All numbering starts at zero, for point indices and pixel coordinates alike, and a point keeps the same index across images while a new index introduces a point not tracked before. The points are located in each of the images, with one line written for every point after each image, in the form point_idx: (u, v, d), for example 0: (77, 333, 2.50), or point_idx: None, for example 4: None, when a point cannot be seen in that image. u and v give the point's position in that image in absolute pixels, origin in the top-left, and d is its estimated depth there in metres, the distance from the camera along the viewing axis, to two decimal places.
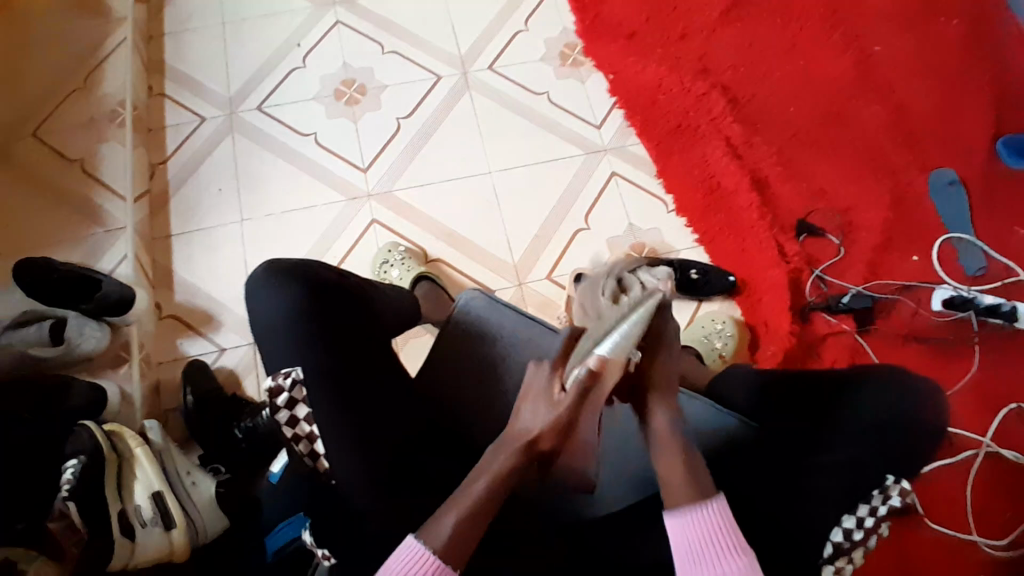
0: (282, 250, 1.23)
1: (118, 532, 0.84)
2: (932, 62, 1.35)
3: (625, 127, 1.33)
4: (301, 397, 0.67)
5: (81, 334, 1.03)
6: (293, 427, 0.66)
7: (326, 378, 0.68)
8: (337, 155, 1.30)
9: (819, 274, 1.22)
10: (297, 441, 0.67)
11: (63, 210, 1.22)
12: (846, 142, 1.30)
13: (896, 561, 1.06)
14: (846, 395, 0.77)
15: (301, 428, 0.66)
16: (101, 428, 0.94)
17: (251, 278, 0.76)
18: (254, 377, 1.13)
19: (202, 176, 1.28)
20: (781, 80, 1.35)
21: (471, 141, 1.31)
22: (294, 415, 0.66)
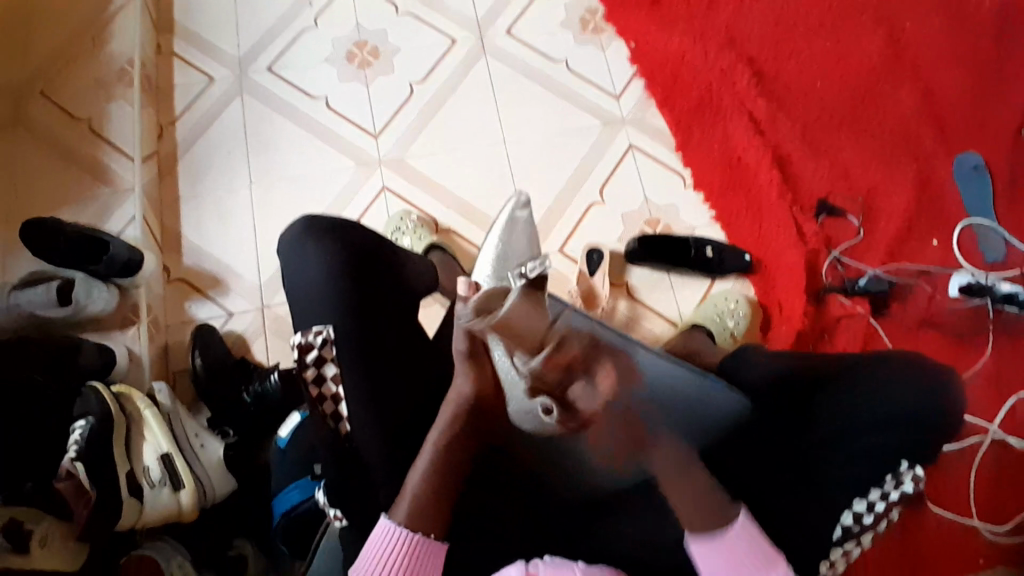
0: (291, 214, 1.21)
1: (126, 491, 0.85)
2: (965, 39, 1.31)
3: (645, 98, 1.30)
4: (330, 357, 0.66)
5: (90, 296, 1.02)
6: (319, 386, 0.66)
7: (350, 342, 0.67)
8: (349, 120, 1.27)
9: (837, 256, 1.20)
10: (322, 401, 0.65)
11: (71, 168, 1.20)
12: (871, 121, 1.26)
13: (897, 545, 1.06)
14: (847, 375, 0.71)
15: (328, 387, 0.66)
16: (112, 389, 0.94)
17: (289, 230, 0.74)
18: (263, 343, 1.12)
19: (211, 137, 1.25)
20: (807, 54, 1.31)
21: (486, 108, 1.28)
22: (321, 373, 0.65)
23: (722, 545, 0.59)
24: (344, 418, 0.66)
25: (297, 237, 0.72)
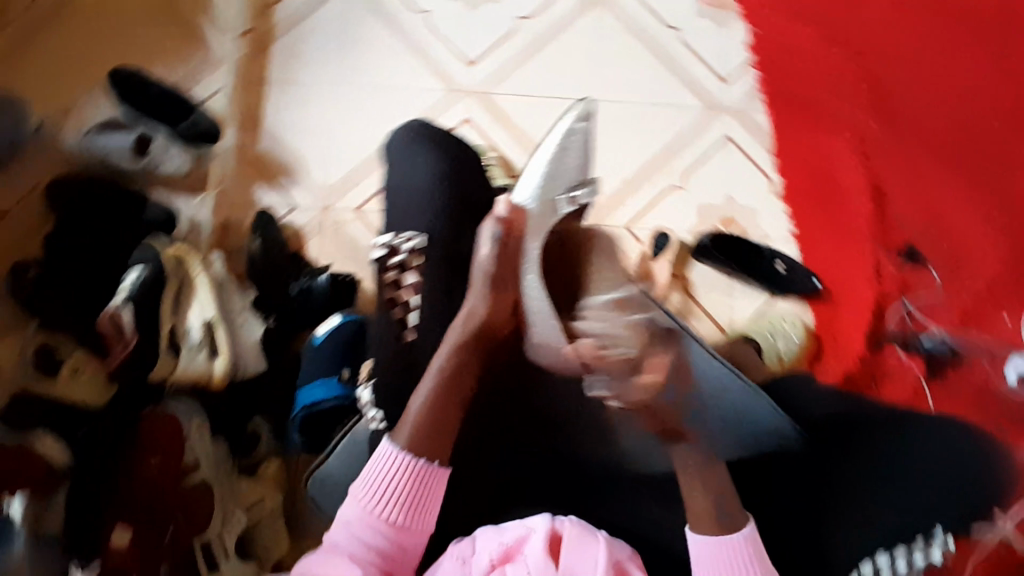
0: (370, 123, 1.19)
1: (164, 349, 0.89)
2: None
3: (754, 91, 1.24)
4: (411, 266, 0.78)
5: (165, 155, 1.06)
6: (395, 289, 0.78)
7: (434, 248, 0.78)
8: (448, 43, 1.24)
9: (909, 307, 1.13)
10: (393, 303, 0.77)
11: (168, 27, 1.20)
12: (985, 177, 1.18)
13: None
14: (891, 428, 0.77)
15: (402, 293, 0.77)
16: (170, 250, 0.95)
17: (405, 129, 0.89)
18: (318, 240, 1.12)
19: (309, 27, 1.23)
20: (934, 90, 1.23)
21: (587, 62, 1.24)
22: (399, 279, 0.78)
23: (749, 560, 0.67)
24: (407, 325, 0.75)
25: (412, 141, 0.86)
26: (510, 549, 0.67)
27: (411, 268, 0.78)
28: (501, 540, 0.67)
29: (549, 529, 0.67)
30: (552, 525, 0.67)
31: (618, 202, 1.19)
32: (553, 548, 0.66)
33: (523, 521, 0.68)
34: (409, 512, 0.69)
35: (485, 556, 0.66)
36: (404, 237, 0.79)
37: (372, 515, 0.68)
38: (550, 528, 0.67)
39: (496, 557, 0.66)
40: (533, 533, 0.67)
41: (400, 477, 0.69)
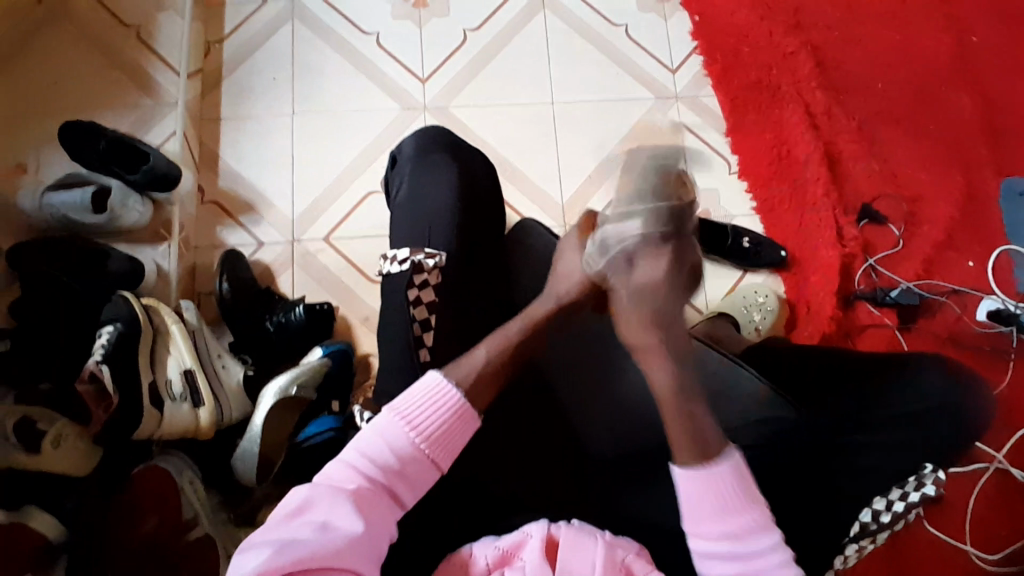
0: (326, 149, 1.18)
1: (148, 402, 0.86)
2: None
3: (702, 76, 1.27)
4: (432, 282, 0.77)
5: (124, 206, 1.01)
6: (416, 293, 0.75)
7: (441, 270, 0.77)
8: (397, 59, 1.23)
9: (872, 263, 1.18)
10: (416, 306, 0.75)
11: (113, 76, 1.16)
12: (926, 125, 1.24)
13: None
14: None
15: (425, 296, 0.75)
16: (141, 301, 0.93)
17: (410, 168, 0.87)
18: (290, 274, 1.11)
19: (257, 61, 1.21)
20: (879, 55, 1.27)
21: (539, 68, 1.25)
22: (418, 295, 0.75)
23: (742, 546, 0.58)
24: (423, 346, 0.73)
25: (421, 167, 0.86)
26: (506, 555, 0.63)
27: (429, 285, 0.76)
28: (497, 544, 0.63)
29: (546, 534, 0.62)
30: (548, 530, 0.63)
31: (582, 199, 1.20)
32: (551, 555, 0.62)
33: (519, 528, 0.64)
34: (434, 445, 0.62)
35: (478, 564, 0.62)
36: (426, 253, 0.77)
37: (402, 422, 0.62)
38: (546, 534, 0.62)
39: (493, 561, 0.62)
40: (530, 539, 0.62)
41: (440, 410, 0.63)
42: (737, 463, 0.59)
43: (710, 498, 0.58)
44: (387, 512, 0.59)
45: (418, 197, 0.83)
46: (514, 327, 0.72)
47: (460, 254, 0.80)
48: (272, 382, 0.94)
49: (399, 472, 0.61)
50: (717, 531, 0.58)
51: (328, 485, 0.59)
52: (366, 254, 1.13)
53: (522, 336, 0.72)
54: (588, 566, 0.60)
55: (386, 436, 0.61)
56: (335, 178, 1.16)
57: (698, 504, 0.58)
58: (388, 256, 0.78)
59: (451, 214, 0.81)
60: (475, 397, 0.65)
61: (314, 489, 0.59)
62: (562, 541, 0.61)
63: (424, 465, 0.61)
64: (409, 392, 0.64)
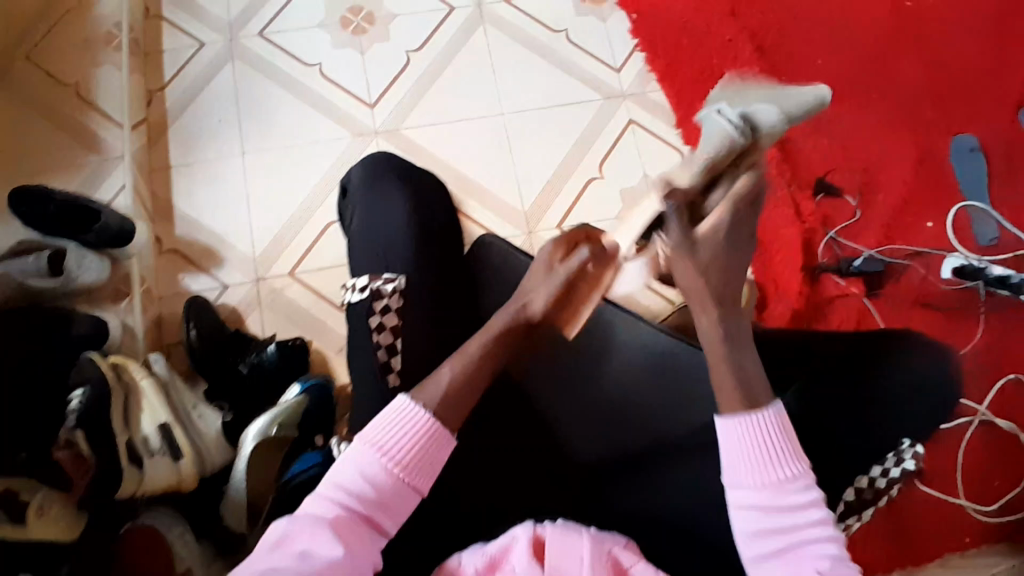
0: (283, 186, 1.17)
1: (126, 461, 0.85)
2: (968, 33, 1.30)
3: (646, 72, 1.28)
4: (394, 307, 0.77)
5: (80, 266, 1.01)
6: (379, 318, 0.76)
7: (403, 295, 0.78)
8: (343, 88, 1.23)
9: (833, 235, 1.20)
10: (380, 332, 0.75)
11: (56, 137, 1.15)
12: (869, 95, 1.27)
13: (898, 538, 1.05)
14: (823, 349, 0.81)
15: (388, 321, 0.76)
16: (108, 360, 0.93)
17: (364, 197, 0.87)
18: (259, 314, 1.11)
19: (203, 106, 1.20)
20: (815, 31, 1.30)
21: (485, 81, 1.26)
22: (382, 321, 0.75)
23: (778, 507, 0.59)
24: (391, 370, 0.73)
25: (373, 195, 0.86)
26: (495, 560, 0.63)
27: (392, 309, 0.76)
28: (485, 550, 0.63)
29: (532, 535, 0.62)
30: (534, 531, 0.62)
31: (544, 206, 1.21)
32: (538, 555, 0.62)
33: (505, 532, 0.64)
34: (411, 470, 0.62)
35: (466, 572, 0.62)
36: (385, 279, 0.78)
37: (375, 450, 0.62)
38: (532, 534, 0.62)
39: (482, 567, 0.62)
40: (517, 542, 0.62)
41: (412, 433, 0.63)
42: (781, 411, 0.62)
43: (759, 445, 0.60)
44: (369, 536, 0.59)
45: (372, 224, 0.83)
46: (479, 339, 0.70)
47: (419, 274, 0.80)
48: (250, 426, 0.93)
49: (377, 500, 0.61)
50: (755, 479, 0.60)
51: (307, 516, 0.59)
52: (333, 285, 1.13)
53: (487, 348, 0.70)
54: (577, 562, 0.60)
55: (361, 467, 0.61)
56: (295, 213, 1.16)
57: (742, 451, 0.61)
58: (349, 285, 0.79)
59: (409, 238, 0.82)
60: (443, 417, 0.65)
61: (292, 521, 0.58)
62: (549, 540, 0.61)
63: (402, 491, 0.61)
64: (381, 418, 0.64)
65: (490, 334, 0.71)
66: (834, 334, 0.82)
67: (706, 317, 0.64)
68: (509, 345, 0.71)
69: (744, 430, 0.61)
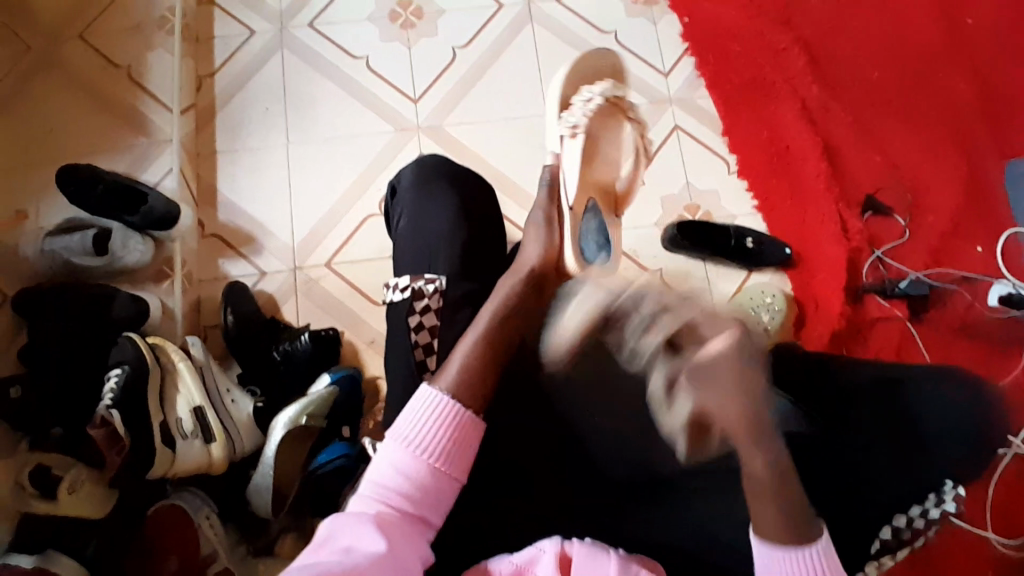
0: (324, 176, 1.18)
1: (160, 441, 0.86)
2: None
3: (693, 78, 1.26)
4: (434, 307, 0.76)
5: (125, 246, 1.04)
6: (419, 317, 0.75)
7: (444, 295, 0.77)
8: (387, 81, 1.23)
9: (879, 255, 1.17)
10: (418, 331, 0.75)
11: (108, 117, 1.17)
12: (925, 113, 1.22)
13: (926, 571, 1.02)
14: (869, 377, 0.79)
15: (429, 319, 0.75)
16: (146, 341, 0.94)
17: (406, 193, 0.87)
18: (294, 302, 1.12)
19: (250, 93, 1.22)
20: (872, 45, 1.26)
21: (530, 81, 1.25)
22: (421, 321, 0.75)
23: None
24: (428, 370, 0.73)
25: (420, 195, 0.85)
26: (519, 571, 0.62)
27: (431, 310, 0.76)
28: (511, 559, 0.62)
29: (559, 550, 0.62)
30: (561, 547, 0.62)
31: None
32: (564, 571, 0.61)
33: (531, 543, 0.64)
34: (446, 459, 0.62)
35: None
36: (426, 279, 0.78)
37: (411, 446, 0.62)
38: (559, 549, 0.62)
39: None
40: (543, 555, 0.62)
41: (443, 425, 0.62)
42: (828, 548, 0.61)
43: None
44: (412, 528, 0.59)
45: (417, 223, 0.83)
46: (490, 313, 0.72)
47: (460, 274, 0.79)
48: (282, 412, 0.94)
49: (417, 493, 0.60)
50: None
51: (349, 515, 0.59)
52: (367, 278, 1.13)
53: (497, 323, 0.71)
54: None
55: (396, 462, 0.61)
56: (334, 205, 1.17)
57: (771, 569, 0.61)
58: (389, 285, 0.78)
59: (452, 236, 0.81)
60: (466, 400, 0.65)
61: (336, 520, 0.59)
62: (576, 559, 0.60)
63: (441, 480, 0.61)
64: (411, 410, 0.64)
65: (502, 307, 0.73)
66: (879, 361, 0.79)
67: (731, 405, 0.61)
68: (520, 319, 0.73)
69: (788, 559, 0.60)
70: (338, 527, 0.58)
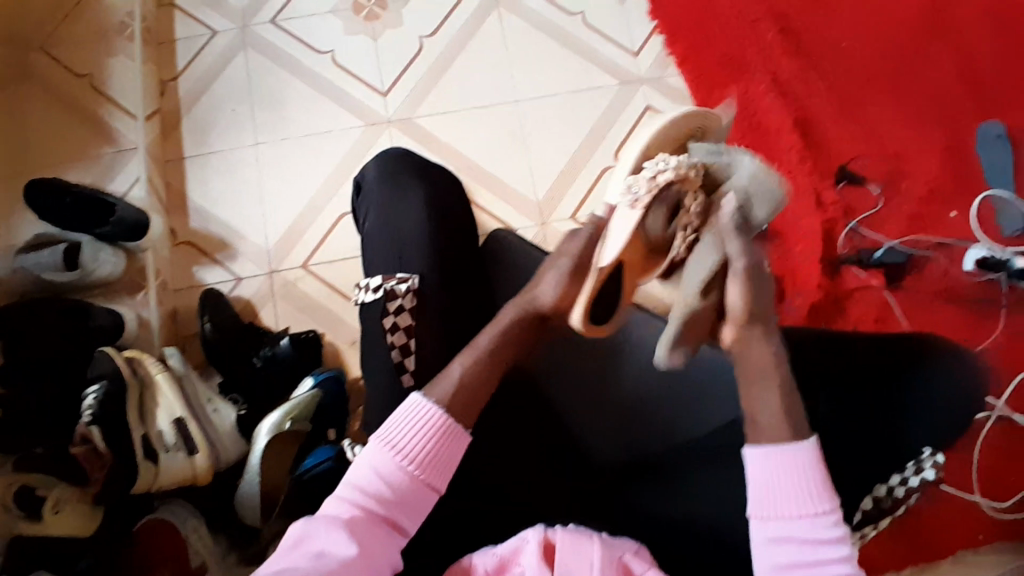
0: (296, 176, 1.16)
1: (141, 455, 0.86)
2: (1004, 13, 1.24)
3: (664, 56, 1.25)
4: (409, 307, 0.76)
5: (96, 260, 1.01)
6: (393, 318, 0.75)
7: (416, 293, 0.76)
8: (354, 76, 1.21)
9: (854, 226, 1.17)
10: (393, 332, 0.74)
11: (70, 128, 1.14)
12: (897, 79, 1.22)
13: (913, 536, 1.04)
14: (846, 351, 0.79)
15: (403, 320, 0.75)
16: (124, 355, 0.93)
17: (373, 192, 0.86)
18: (273, 306, 1.11)
19: (215, 95, 1.19)
20: (842, 13, 1.25)
21: (500, 67, 1.23)
22: (395, 322, 0.74)
23: (795, 488, 0.60)
24: (406, 371, 0.73)
25: (387, 192, 0.84)
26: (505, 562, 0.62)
27: (406, 310, 0.75)
28: (495, 550, 0.63)
29: (542, 538, 0.62)
30: (545, 535, 0.62)
31: (557, 196, 1.18)
32: (548, 558, 0.61)
33: (514, 534, 0.64)
34: (428, 469, 0.62)
35: (478, 571, 0.62)
36: (398, 279, 0.77)
37: (392, 451, 0.61)
38: (542, 538, 0.62)
39: (492, 568, 0.62)
40: (527, 544, 0.62)
41: (427, 433, 0.62)
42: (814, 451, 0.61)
43: (795, 478, 0.60)
44: (387, 536, 0.59)
45: (387, 221, 0.82)
46: (487, 332, 0.69)
47: (432, 272, 0.79)
48: (265, 418, 0.93)
49: (396, 500, 0.60)
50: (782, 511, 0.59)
51: (324, 517, 0.59)
52: (345, 278, 1.12)
53: (495, 345, 0.68)
54: (587, 567, 0.60)
55: (376, 467, 0.61)
56: (306, 205, 1.15)
57: (770, 482, 0.60)
58: (362, 285, 0.78)
59: (421, 231, 0.81)
60: (458, 413, 0.64)
61: (310, 522, 0.58)
62: (560, 545, 0.60)
63: (420, 490, 0.61)
64: (397, 415, 0.63)
65: (499, 325, 0.69)
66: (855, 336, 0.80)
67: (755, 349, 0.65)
68: (519, 341, 0.69)
69: (771, 459, 0.61)
70: (309, 531, 0.57)
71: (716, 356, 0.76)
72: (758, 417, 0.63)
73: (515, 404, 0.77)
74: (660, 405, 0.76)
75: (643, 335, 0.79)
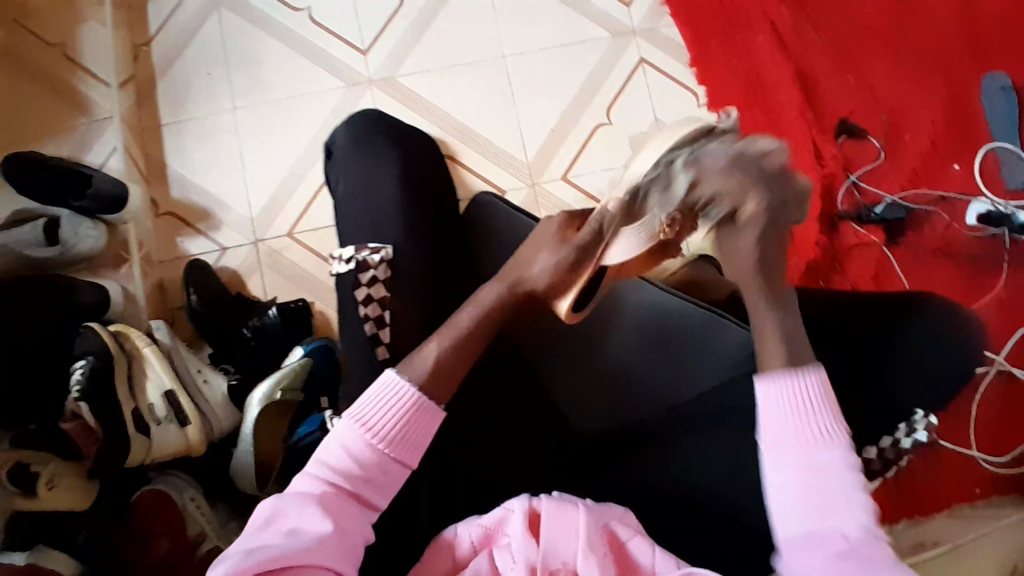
0: (277, 141, 1.13)
1: (133, 429, 0.86)
2: None
3: (658, 6, 1.19)
4: (382, 277, 0.74)
5: (76, 234, 0.98)
6: (366, 290, 0.73)
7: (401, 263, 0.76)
8: (334, 34, 1.16)
9: (854, 180, 1.14)
10: (367, 303, 0.72)
11: (42, 98, 1.10)
12: (898, 26, 1.17)
13: (909, 491, 1.05)
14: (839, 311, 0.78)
15: (377, 291, 0.73)
16: (109, 329, 0.93)
17: (350, 158, 0.84)
18: (260, 276, 1.09)
19: (190, 59, 1.15)
20: None
21: (486, 21, 1.18)
22: (368, 294, 0.73)
23: (805, 412, 0.60)
24: (382, 342, 0.71)
25: (369, 161, 0.83)
26: (491, 532, 0.63)
27: (380, 281, 0.74)
28: (480, 522, 0.63)
29: (528, 508, 0.62)
30: (529, 504, 0.62)
31: (548, 156, 1.15)
32: (534, 526, 0.62)
33: (501, 504, 0.64)
34: (397, 446, 0.61)
35: (463, 543, 0.62)
36: (370, 249, 0.76)
37: (361, 428, 0.61)
38: (528, 507, 0.62)
39: (478, 539, 0.62)
40: (512, 514, 0.62)
41: (398, 411, 0.61)
42: (823, 378, 0.62)
43: (802, 407, 0.61)
44: (358, 515, 0.58)
45: (367, 191, 0.81)
46: (467, 312, 0.68)
47: (414, 240, 0.77)
48: (255, 389, 0.94)
49: (365, 476, 0.60)
50: (794, 443, 0.59)
51: (294, 494, 0.58)
52: (332, 245, 1.10)
53: (475, 325, 0.68)
54: (572, 534, 0.60)
55: (347, 446, 0.60)
56: (289, 171, 1.12)
57: (780, 411, 0.61)
58: (335, 256, 0.77)
59: (400, 199, 0.80)
60: (430, 390, 0.64)
61: (279, 499, 0.57)
62: (544, 513, 0.61)
63: (392, 467, 0.61)
64: (367, 393, 0.63)
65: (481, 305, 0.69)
66: (848, 297, 0.78)
67: (763, 313, 0.67)
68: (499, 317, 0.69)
69: (781, 387, 0.61)
70: (280, 508, 0.57)
71: (703, 317, 0.77)
72: (766, 368, 0.64)
73: (507, 373, 0.78)
74: (654, 370, 0.77)
75: (631, 299, 0.79)
